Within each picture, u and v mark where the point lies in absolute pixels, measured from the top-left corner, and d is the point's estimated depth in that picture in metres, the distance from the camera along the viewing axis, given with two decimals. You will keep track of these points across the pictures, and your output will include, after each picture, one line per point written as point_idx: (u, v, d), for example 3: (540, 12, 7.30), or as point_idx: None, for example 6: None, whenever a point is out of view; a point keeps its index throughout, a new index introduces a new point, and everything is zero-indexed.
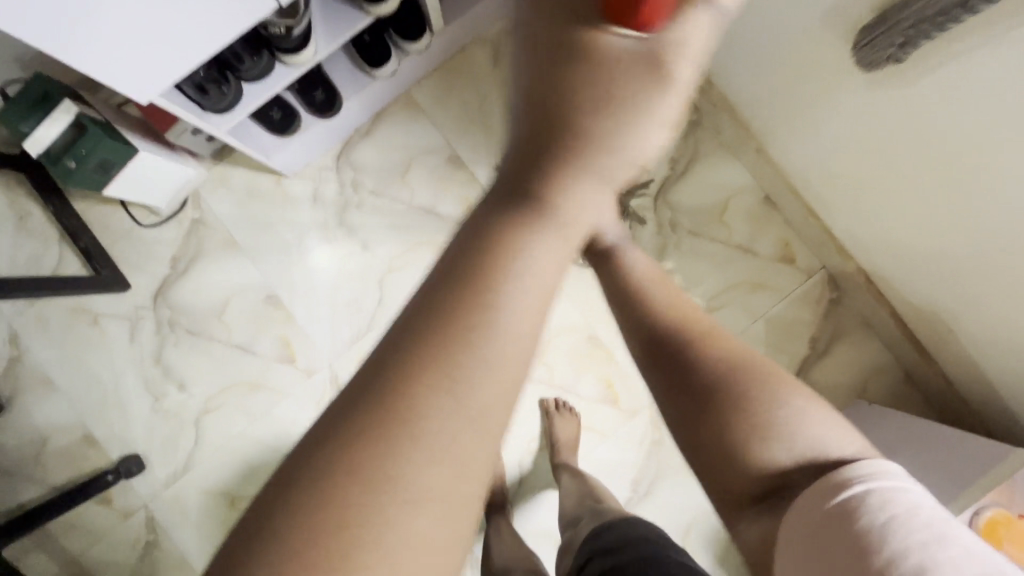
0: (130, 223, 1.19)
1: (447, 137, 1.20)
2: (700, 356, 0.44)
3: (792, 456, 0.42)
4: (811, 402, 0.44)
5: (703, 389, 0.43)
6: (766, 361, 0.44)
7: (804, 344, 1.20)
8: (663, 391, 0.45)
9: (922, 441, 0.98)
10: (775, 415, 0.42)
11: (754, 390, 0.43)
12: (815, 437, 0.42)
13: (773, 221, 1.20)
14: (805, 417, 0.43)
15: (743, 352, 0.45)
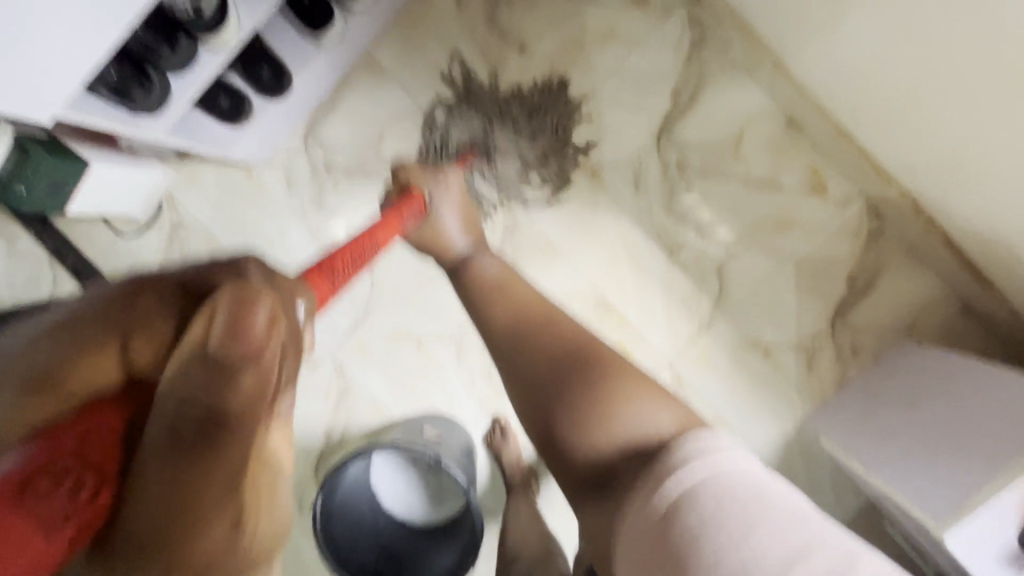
0: (113, 236, 1.16)
1: (418, 99, 1.08)
2: (537, 338, 0.64)
3: (606, 437, 0.55)
4: (635, 395, 0.57)
5: (540, 385, 0.60)
6: (600, 355, 0.61)
7: (840, 284, 1.07)
8: (512, 373, 0.64)
9: (982, 387, 0.86)
10: (600, 400, 0.56)
11: (576, 385, 0.58)
12: (631, 421, 0.55)
13: (799, 148, 1.04)
14: (627, 406, 0.56)
15: (574, 351, 0.61)
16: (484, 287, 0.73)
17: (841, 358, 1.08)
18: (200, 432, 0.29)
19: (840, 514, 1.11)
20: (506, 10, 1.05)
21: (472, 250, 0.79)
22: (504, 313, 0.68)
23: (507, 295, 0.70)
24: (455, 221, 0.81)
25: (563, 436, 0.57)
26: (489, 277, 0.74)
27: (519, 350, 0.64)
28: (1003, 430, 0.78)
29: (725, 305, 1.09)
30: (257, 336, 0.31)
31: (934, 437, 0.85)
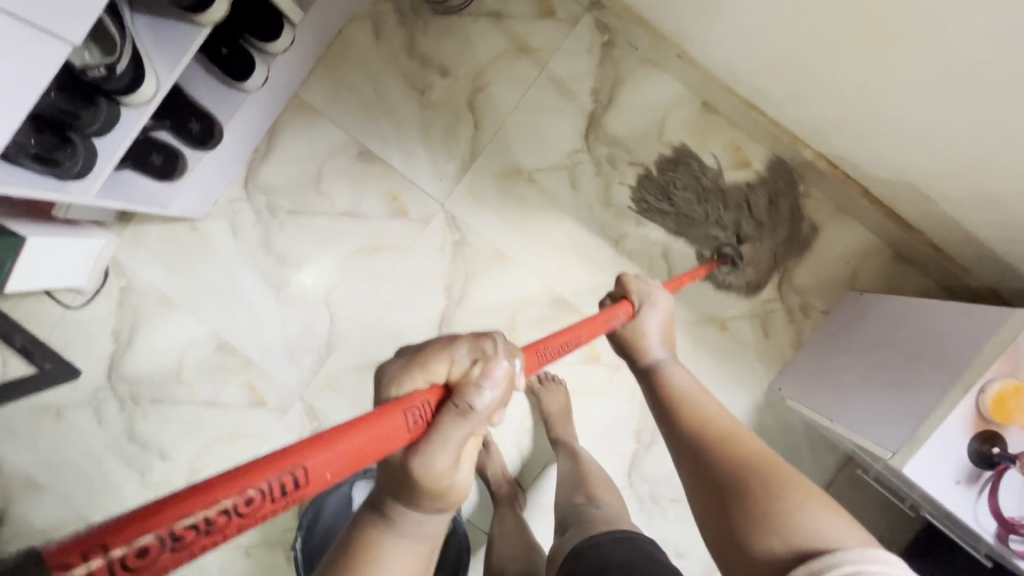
0: (60, 310, 1.14)
1: (351, 132, 1.11)
2: (711, 448, 0.57)
3: (781, 543, 0.45)
4: (816, 500, 0.48)
5: (714, 479, 0.54)
6: (785, 470, 0.52)
7: (780, 249, 1.11)
8: (688, 468, 0.58)
9: (917, 319, 0.90)
10: (771, 494, 0.49)
11: (746, 477, 0.52)
12: (813, 526, 0.46)
13: (718, 127, 1.09)
14: (805, 510, 0.47)
15: (760, 456, 0.54)
16: (669, 382, 0.69)
17: (794, 320, 1.12)
18: (456, 417, 0.38)
19: (821, 471, 1.14)
20: (423, 38, 1.10)
21: (666, 360, 0.72)
22: (687, 404, 0.64)
23: (688, 404, 0.64)
24: (658, 326, 0.74)
25: (734, 538, 0.49)
26: (681, 385, 0.67)
27: (692, 447, 0.59)
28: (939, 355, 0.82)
29: (676, 286, 1.12)
30: (479, 390, 0.39)
31: (882, 375, 0.88)
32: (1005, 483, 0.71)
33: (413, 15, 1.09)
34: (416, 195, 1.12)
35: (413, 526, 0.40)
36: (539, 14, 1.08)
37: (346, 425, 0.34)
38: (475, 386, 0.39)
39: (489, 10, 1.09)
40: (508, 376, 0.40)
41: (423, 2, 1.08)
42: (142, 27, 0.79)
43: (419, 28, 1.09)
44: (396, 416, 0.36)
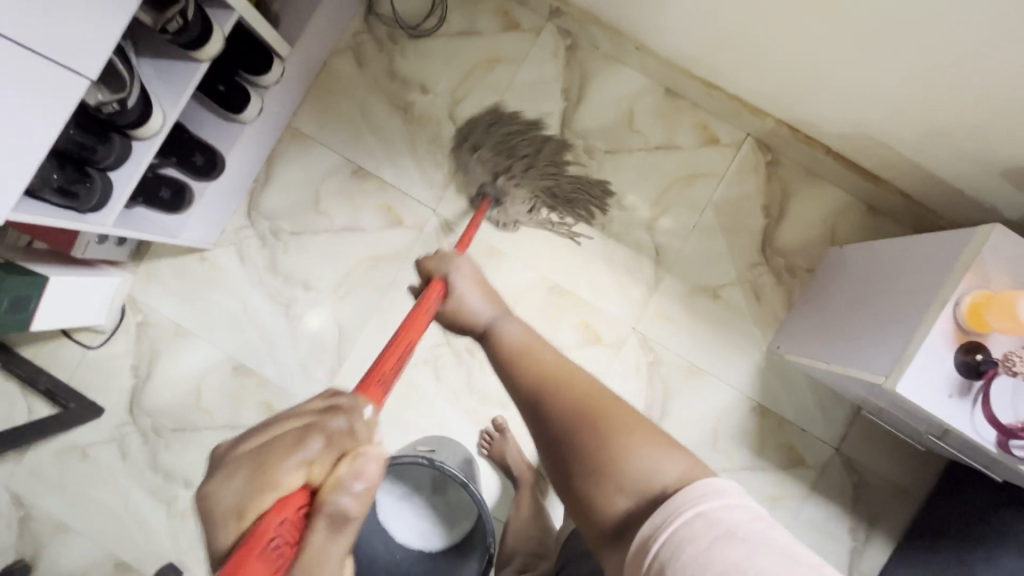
0: (82, 350, 1.19)
1: (344, 153, 1.19)
2: (543, 405, 0.56)
3: (619, 494, 0.49)
4: (637, 434, 0.51)
5: (560, 447, 0.53)
6: (612, 408, 0.54)
7: (758, 215, 1.17)
8: (536, 430, 0.56)
9: (892, 257, 0.94)
10: (605, 447, 0.51)
11: (581, 435, 0.52)
12: (641, 467, 0.49)
13: (684, 110, 1.16)
14: (631, 452, 0.50)
15: (590, 400, 0.54)
16: (505, 337, 0.65)
17: (782, 281, 1.16)
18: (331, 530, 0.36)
19: (832, 427, 1.15)
20: (401, 61, 1.19)
21: (495, 317, 0.69)
22: (520, 355, 0.62)
23: (523, 359, 0.61)
24: (473, 292, 0.73)
25: (579, 496, 0.52)
26: (515, 341, 0.64)
27: (532, 409, 0.57)
28: (912, 282, 0.86)
29: (664, 262, 1.17)
30: (358, 478, 0.38)
31: (868, 312, 0.92)
32: (995, 389, 0.74)
33: (390, 42, 1.18)
34: (409, 205, 1.18)
35: None
36: (505, 28, 1.18)
37: (231, 567, 0.33)
38: (339, 487, 0.37)
39: (459, 29, 1.18)
40: (383, 463, 0.39)
41: (398, 30, 1.18)
42: (148, 68, 0.87)
43: (396, 53, 1.18)
44: (258, 554, 0.34)
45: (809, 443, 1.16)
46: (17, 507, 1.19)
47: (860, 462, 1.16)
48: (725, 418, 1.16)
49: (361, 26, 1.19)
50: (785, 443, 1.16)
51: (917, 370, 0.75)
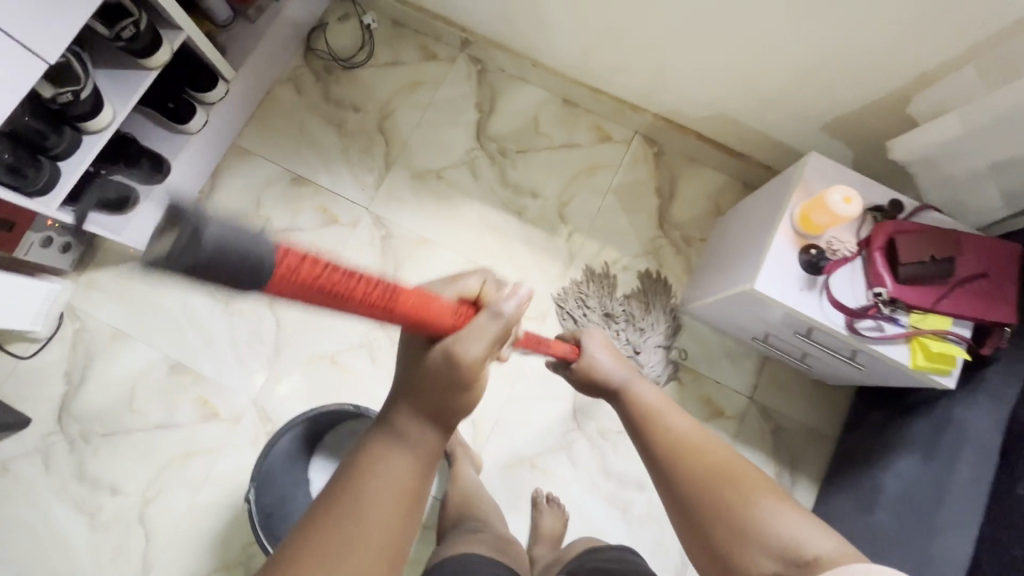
0: (12, 361, 1.19)
1: (284, 164, 1.32)
2: (675, 464, 0.65)
3: (764, 556, 0.55)
4: (776, 498, 0.59)
5: (688, 500, 0.62)
6: (746, 474, 0.61)
7: (652, 197, 1.34)
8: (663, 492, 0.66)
9: (755, 207, 1.11)
10: (746, 505, 0.58)
11: (719, 492, 0.60)
12: (784, 530, 0.55)
13: (580, 116, 1.37)
14: (769, 513, 0.57)
15: (723, 468, 0.62)
16: (640, 399, 0.75)
17: (681, 251, 1.32)
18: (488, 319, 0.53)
19: (742, 377, 1.25)
20: (336, 88, 1.37)
21: (629, 377, 0.79)
22: (652, 420, 0.72)
23: (658, 420, 0.71)
24: (604, 354, 0.84)
25: (717, 547, 0.58)
26: (648, 400, 0.75)
27: (660, 476, 0.67)
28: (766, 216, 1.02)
29: (577, 241, 1.31)
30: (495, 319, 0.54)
31: (740, 250, 1.06)
32: (835, 278, 0.88)
33: (326, 73, 1.37)
34: (344, 205, 1.30)
35: (409, 441, 0.50)
36: (425, 59, 1.39)
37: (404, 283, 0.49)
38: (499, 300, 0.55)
39: (385, 61, 1.38)
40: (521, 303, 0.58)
41: (333, 63, 1.38)
42: (101, 77, 1.01)
43: (331, 81, 1.37)
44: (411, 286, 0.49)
45: (724, 395, 1.24)
46: None
47: (773, 408, 1.24)
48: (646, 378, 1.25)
49: (300, 62, 1.38)
50: (703, 396, 1.24)
51: (768, 274, 0.89)
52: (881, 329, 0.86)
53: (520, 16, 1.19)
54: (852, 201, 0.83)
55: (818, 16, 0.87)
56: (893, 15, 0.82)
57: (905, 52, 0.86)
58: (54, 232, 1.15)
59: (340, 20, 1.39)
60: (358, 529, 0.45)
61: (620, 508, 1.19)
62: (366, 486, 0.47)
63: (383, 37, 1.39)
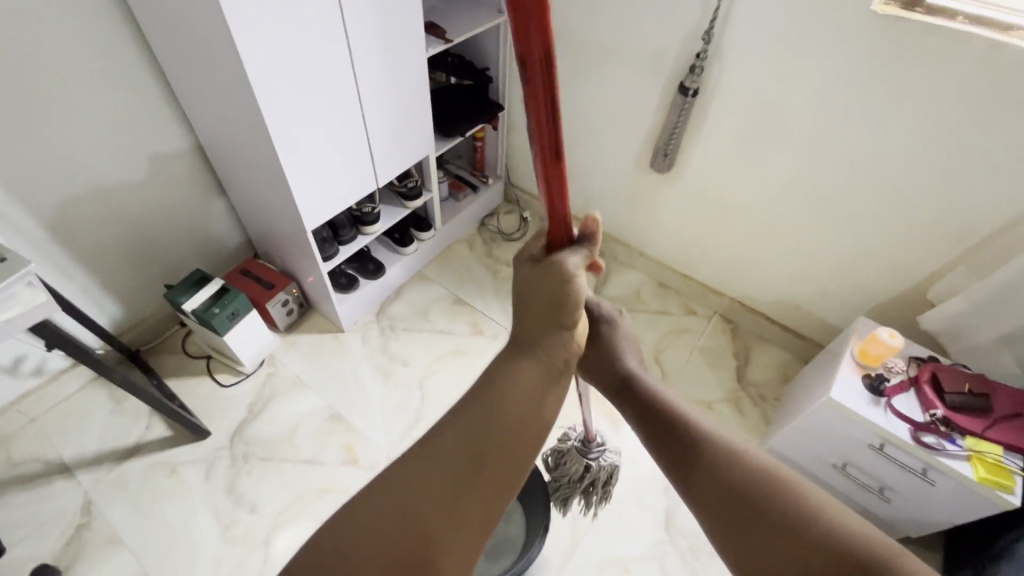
0: (215, 386, 1.51)
1: (451, 288, 1.78)
2: (715, 480, 0.58)
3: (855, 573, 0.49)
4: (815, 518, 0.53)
5: (742, 495, 0.56)
6: (791, 493, 0.55)
7: (731, 358, 1.66)
8: (698, 495, 0.59)
9: (821, 362, 1.41)
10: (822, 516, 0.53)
11: (780, 504, 0.54)
12: (856, 540, 0.51)
13: (672, 295, 1.82)
14: (833, 524, 0.52)
15: (770, 470, 0.57)
16: (665, 401, 0.68)
17: (757, 403, 1.57)
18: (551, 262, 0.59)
19: None
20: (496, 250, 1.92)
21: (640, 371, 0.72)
22: (682, 417, 0.66)
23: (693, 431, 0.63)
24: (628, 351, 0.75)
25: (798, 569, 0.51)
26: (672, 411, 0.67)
27: (701, 479, 0.59)
28: (830, 362, 1.32)
29: (669, 381, 1.60)
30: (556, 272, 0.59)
31: (810, 389, 1.33)
32: (895, 398, 1.13)
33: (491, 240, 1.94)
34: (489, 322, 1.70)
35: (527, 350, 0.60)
36: None
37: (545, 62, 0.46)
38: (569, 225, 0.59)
39: None
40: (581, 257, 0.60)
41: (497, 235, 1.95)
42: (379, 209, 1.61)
43: (494, 245, 1.92)
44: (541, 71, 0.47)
45: None
46: (82, 513, 1.28)
47: None
48: None
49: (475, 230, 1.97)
50: None
51: (838, 385, 1.16)
52: (942, 445, 1.07)
53: (638, 221, 1.78)
54: (894, 336, 1.16)
55: (854, 230, 1.35)
56: (903, 233, 1.28)
57: (916, 258, 1.29)
58: (292, 300, 1.58)
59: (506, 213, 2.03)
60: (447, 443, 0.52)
61: None
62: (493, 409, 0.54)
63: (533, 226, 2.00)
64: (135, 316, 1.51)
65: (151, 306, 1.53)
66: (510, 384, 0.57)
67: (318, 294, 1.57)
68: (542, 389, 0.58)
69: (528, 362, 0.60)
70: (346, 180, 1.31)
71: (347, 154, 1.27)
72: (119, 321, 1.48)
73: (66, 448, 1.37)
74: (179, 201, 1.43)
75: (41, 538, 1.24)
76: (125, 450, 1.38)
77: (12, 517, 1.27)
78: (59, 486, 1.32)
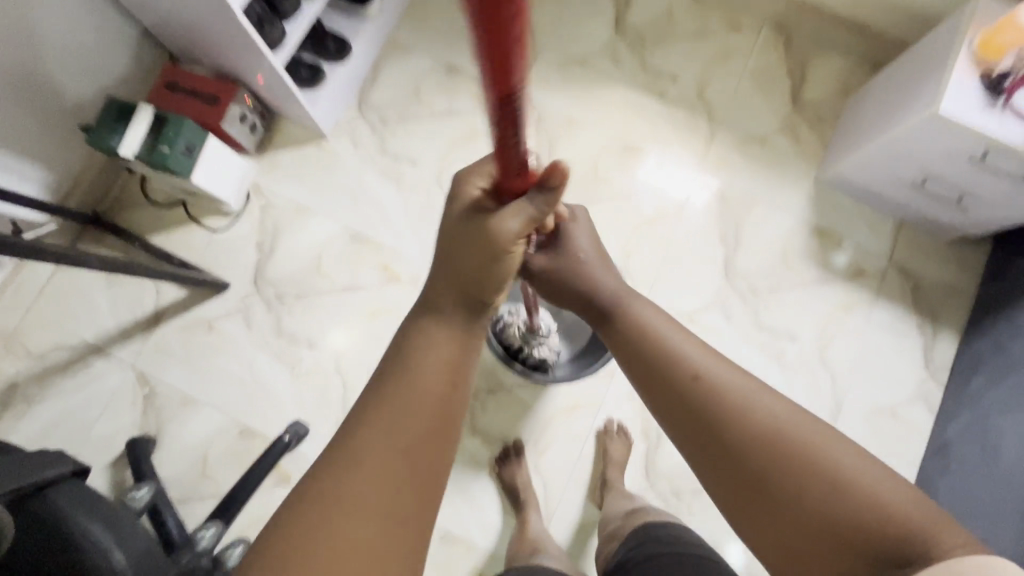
0: (208, 234, 1.31)
1: (438, 55, 1.39)
2: (728, 431, 0.59)
3: (871, 550, 0.51)
4: (841, 477, 0.54)
5: (741, 455, 0.58)
6: (819, 449, 0.55)
7: (785, 79, 1.41)
8: (673, 420, 0.64)
9: (902, 64, 1.18)
10: (848, 486, 0.53)
11: (788, 470, 0.55)
12: (884, 509, 0.52)
13: (712, 6, 1.43)
14: (852, 481, 0.53)
15: (769, 420, 0.58)
16: (656, 340, 0.68)
17: (814, 128, 1.39)
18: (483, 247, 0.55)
19: (882, 240, 1.34)
20: None
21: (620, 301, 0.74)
22: (665, 356, 0.66)
23: (708, 387, 0.62)
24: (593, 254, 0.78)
25: (807, 536, 0.54)
26: (668, 347, 0.67)
27: (698, 428, 0.61)
28: (926, 63, 1.09)
29: (716, 121, 1.39)
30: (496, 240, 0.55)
31: (892, 103, 1.14)
32: (1017, 97, 0.95)
33: None
34: None
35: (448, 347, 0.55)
36: None
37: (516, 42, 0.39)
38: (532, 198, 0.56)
39: None
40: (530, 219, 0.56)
41: None
42: None
43: None
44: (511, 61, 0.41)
45: (863, 256, 1.33)
46: (142, 385, 1.25)
47: (913, 268, 1.32)
48: (789, 241, 1.34)
49: None
50: (840, 257, 1.33)
51: (946, 94, 0.97)
52: None
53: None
54: None
55: None
56: None
57: None
58: (250, 112, 1.24)
59: None
60: (368, 452, 0.49)
61: (774, 357, 1.28)
62: (405, 424, 0.50)
63: None
64: (68, 174, 1.21)
65: (79, 157, 1.21)
66: (449, 322, 0.56)
67: (280, 98, 1.22)
68: (441, 397, 0.52)
69: (436, 337, 0.55)
70: None
71: None
72: (51, 184, 1.18)
73: (84, 330, 1.26)
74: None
75: (115, 414, 1.23)
76: (149, 319, 1.27)
77: (73, 403, 1.24)
78: (102, 366, 1.25)
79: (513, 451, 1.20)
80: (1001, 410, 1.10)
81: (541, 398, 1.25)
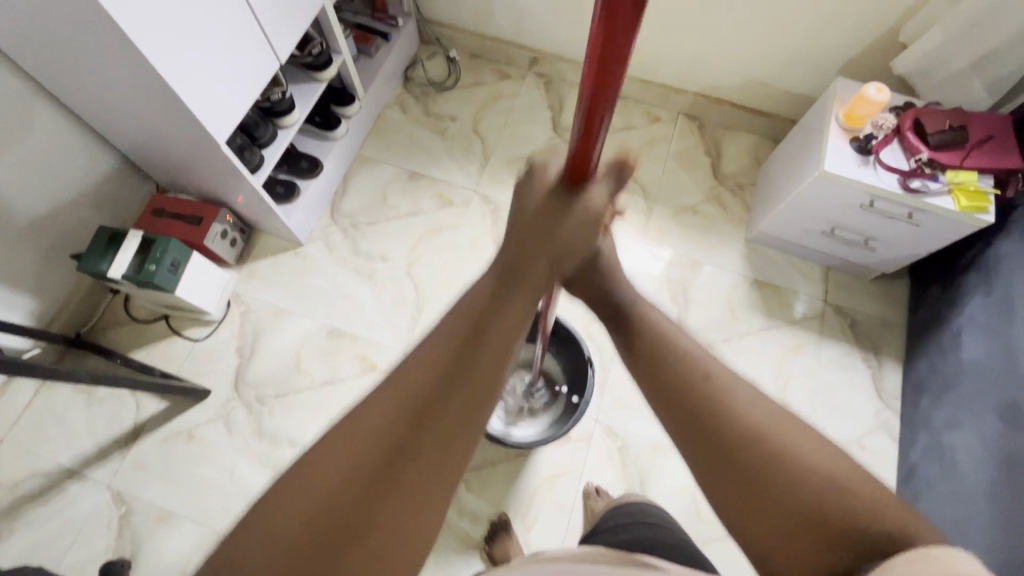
0: (189, 344, 1.36)
1: (401, 165, 1.57)
2: (725, 420, 0.45)
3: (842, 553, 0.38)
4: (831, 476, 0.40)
5: (739, 454, 0.43)
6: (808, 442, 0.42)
7: (705, 157, 1.62)
8: (676, 421, 0.47)
9: (793, 137, 1.40)
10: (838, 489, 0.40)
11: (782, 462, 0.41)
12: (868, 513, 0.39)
13: (633, 106, 1.68)
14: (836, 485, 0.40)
15: (780, 424, 0.43)
16: (665, 340, 0.53)
17: (736, 195, 1.59)
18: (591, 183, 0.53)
19: (815, 285, 1.48)
20: (433, 106, 1.65)
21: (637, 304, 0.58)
22: (673, 352, 0.51)
23: (705, 373, 0.48)
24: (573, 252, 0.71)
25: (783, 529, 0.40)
26: (671, 346, 0.52)
27: (691, 415, 0.46)
28: (809, 134, 1.30)
29: (651, 197, 1.58)
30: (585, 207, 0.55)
31: (791, 168, 1.34)
32: (883, 154, 1.15)
33: (425, 96, 1.66)
34: (456, 190, 1.55)
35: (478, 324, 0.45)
36: (500, 78, 1.69)
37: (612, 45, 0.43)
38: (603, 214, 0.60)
39: (470, 82, 1.68)
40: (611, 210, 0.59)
41: (429, 87, 1.67)
42: None
43: (430, 101, 1.66)
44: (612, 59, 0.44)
45: (802, 300, 1.46)
46: (117, 505, 1.22)
47: (847, 306, 1.46)
48: (734, 294, 1.47)
49: (402, 89, 1.66)
50: (782, 302, 1.46)
51: (827, 156, 1.16)
52: (928, 186, 1.12)
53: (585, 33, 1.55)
54: (881, 91, 1.14)
55: None
56: None
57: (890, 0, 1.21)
58: (231, 228, 1.36)
59: (430, 57, 1.71)
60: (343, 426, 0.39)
61: None
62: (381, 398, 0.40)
63: (465, 65, 1.70)
64: (55, 301, 1.28)
65: (66, 283, 1.29)
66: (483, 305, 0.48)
67: (258, 212, 1.35)
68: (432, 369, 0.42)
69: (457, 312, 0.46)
70: (244, 67, 1.03)
71: (231, 31, 0.96)
72: (37, 311, 1.24)
73: (60, 455, 1.25)
74: (33, 149, 1.10)
75: (89, 539, 1.19)
76: (128, 435, 1.28)
77: (43, 534, 1.20)
78: (76, 490, 1.23)
79: (501, 526, 1.19)
80: (949, 427, 1.17)
81: (525, 469, 1.27)
